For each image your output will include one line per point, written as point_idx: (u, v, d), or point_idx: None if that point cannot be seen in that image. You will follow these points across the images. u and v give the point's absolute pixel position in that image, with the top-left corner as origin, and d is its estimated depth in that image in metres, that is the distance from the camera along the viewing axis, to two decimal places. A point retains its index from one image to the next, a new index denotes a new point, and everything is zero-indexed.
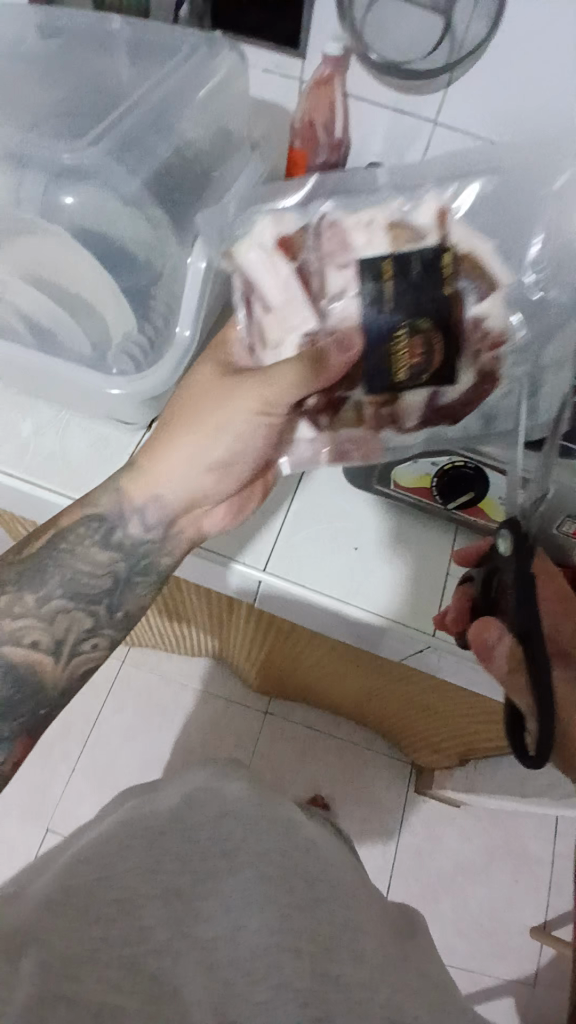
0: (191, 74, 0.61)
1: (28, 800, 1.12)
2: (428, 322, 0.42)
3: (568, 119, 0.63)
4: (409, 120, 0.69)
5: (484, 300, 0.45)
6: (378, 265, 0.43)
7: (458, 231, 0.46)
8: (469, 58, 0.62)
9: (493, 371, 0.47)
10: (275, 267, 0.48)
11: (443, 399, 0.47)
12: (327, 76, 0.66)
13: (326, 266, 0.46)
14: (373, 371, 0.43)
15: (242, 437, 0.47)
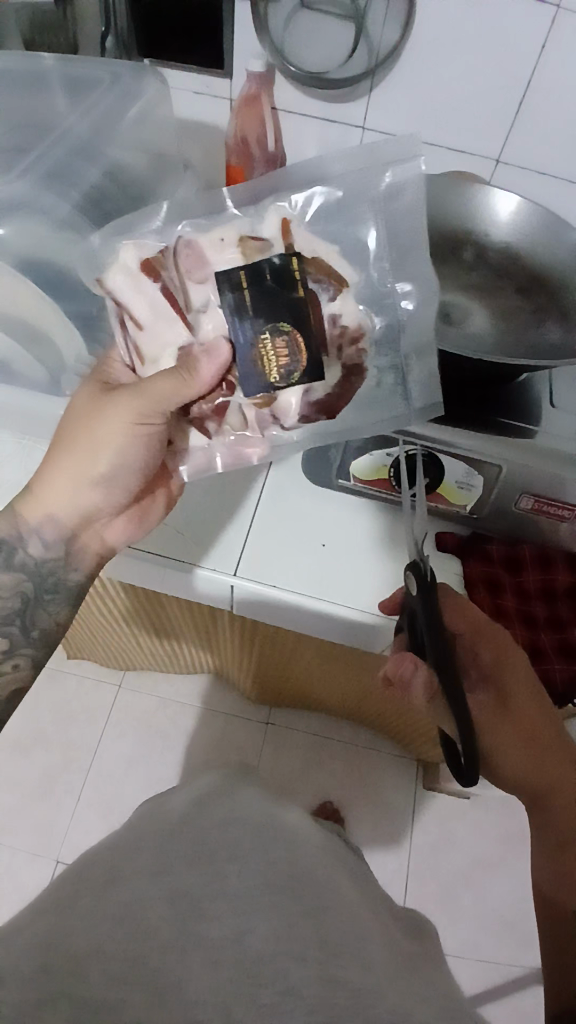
0: (119, 95, 0.61)
1: (35, 837, 1.11)
2: (288, 324, 0.43)
3: (480, 116, 0.70)
4: (339, 127, 0.74)
5: (336, 299, 0.45)
6: (234, 276, 0.43)
7: (302, 237, 0.45)
8: (386, 63, 0.67)
9: (359, 364, 0.47)
10: (141, 285, 0.46)
11: (315, 396, 0.46)
12: (254, 93, 0.69)
13: (187, 281, 0.45)
14: (246, 375, 0.44)
15: (121, 450, 0.49)
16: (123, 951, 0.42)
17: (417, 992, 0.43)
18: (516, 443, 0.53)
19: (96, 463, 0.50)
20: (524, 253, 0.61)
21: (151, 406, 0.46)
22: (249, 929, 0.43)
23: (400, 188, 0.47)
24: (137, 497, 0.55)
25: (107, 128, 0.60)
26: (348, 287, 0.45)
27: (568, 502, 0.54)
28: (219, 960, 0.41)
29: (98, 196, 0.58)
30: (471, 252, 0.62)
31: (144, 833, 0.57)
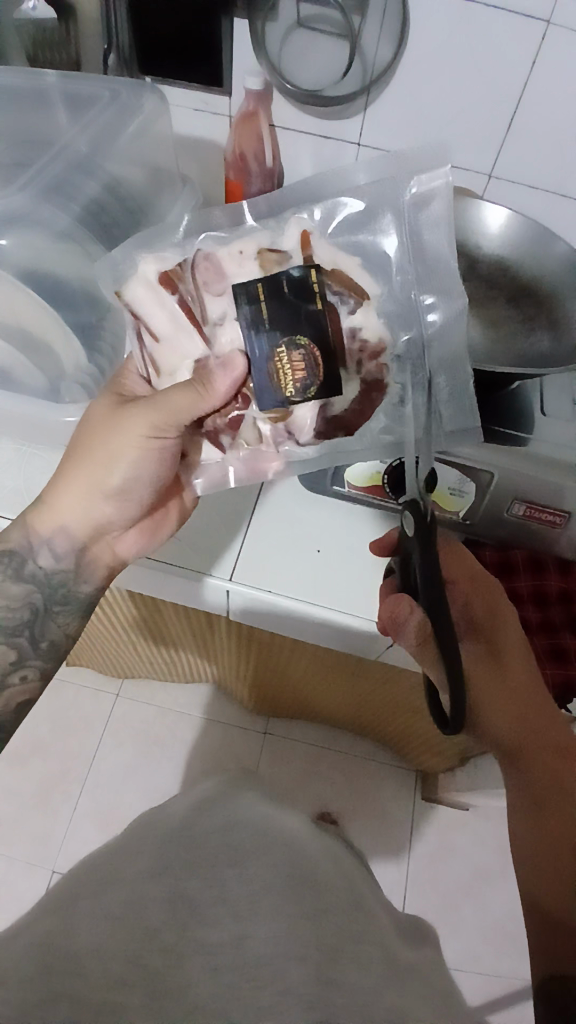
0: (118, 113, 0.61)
1: (32, 850, 1.11)
2: (306, 338, 0.44)
3: (470, 132, 0.72)
4: (336, 141, 0.76)
5: (356, 312, 0.46)
6: (253, 289, 0.45)
7: (322, 248, 0.47)
8: (381, 80, 0.69)
9: (379, 378, 0.48)
10: (160, 298, 0.47)
11: (333, 409, 0.47)
12: (252, 110, 0.71)
13: (204, 293, 0.46)
14: (262, 388, 0.45)
15: (134, 463, 0.50)
16: (124, 952, 0.41)
17: (412, 991, 0.43)
18: (509, 451, 0.55)
19: (109, 475, 0.51)
20: (515, 265, 0.62)
21: (163, 418, 0.46)
22: (247, 935, 0.43)
23: (426, 200, 0.48)
24: (149, 510, 0.55)
25: (107, 142, 0.61)
26: (369, 300, 0.47)
27: (559, 509, 0.55)
28: (216, 966, 0.41)
29: (97, 209, 0.59)
30: (463, 264, 0.63)
31: (143, 839, 0.57)
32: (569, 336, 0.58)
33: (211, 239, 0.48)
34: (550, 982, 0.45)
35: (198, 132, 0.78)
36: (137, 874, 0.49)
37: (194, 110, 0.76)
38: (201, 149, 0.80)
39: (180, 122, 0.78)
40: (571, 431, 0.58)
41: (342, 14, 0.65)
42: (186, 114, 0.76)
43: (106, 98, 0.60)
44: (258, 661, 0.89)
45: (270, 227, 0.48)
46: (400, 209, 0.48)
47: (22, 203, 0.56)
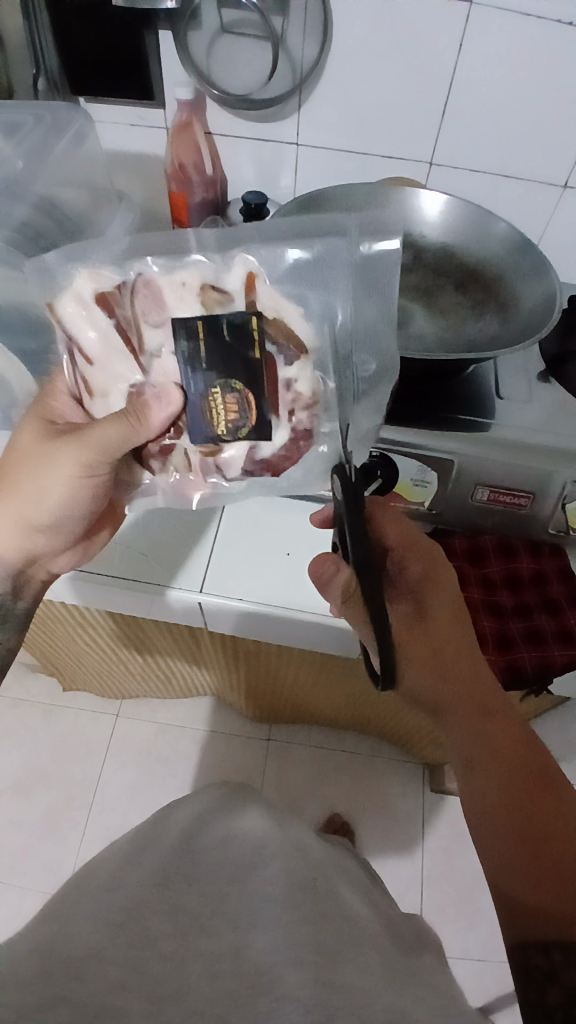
0: (45, 133, 0.62)
1: (41, 879, 1.09)
2: (240, 384, 0.44)
3: (407, 123, 0.72)
4: (275, 144, 0.76)
5: (294, 363, 0.46)
6: (193, 326, 0.44)
7: (266, 296, 0.45)
8: (310, 77, 0.69)
9: (309, 428, 0.48)
10: (93, 316, 0.46)
11: (261, 453, 0.48)
12: (186, 120, 0.72)
13: (142, 322, 0.45)
14: (194, 422, 0.45)
15: (64, 498, 0.50)
16: (123, 957, 0.41)
17: (411, 994, 0.42)
18: (471, 438, 0.54)
19: (38, 509, 0.51)
20: (459, 252, 0.63)
21: (95, 455, 0.46)
22: (246, 944, 0.42)
23: (374, 259, 0.47)
24: (80, 538, 0.56)
25: (40, 157, 0.61)
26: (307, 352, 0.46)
27: (523, 490, 0.56)
28: (216, 971, 0.40)
29: (36, 230, 0.59)
30: (409, 255, 0.63)
31: (138, 845, 0.56)
32: (517, 319, 0.57)
33: (159, 262, 0.46)
34: (518, 955, 0.41)
35: (138, 147, 0.79)
36: (137, 879, 0.49)
37: (131, 126, 0.77)
38: (143, 165, 0.80)
39: (122, 139, 0.78)
40: (528, 411, 0.58)
41: (260, 15, 0.66)
42: (124, 130, 0.77)
43: (31, 124, 0.62)
44: (248, 669, 0.88)
45: (214, 262, 0.46)
46: (358, 260, 0.47)
47: None
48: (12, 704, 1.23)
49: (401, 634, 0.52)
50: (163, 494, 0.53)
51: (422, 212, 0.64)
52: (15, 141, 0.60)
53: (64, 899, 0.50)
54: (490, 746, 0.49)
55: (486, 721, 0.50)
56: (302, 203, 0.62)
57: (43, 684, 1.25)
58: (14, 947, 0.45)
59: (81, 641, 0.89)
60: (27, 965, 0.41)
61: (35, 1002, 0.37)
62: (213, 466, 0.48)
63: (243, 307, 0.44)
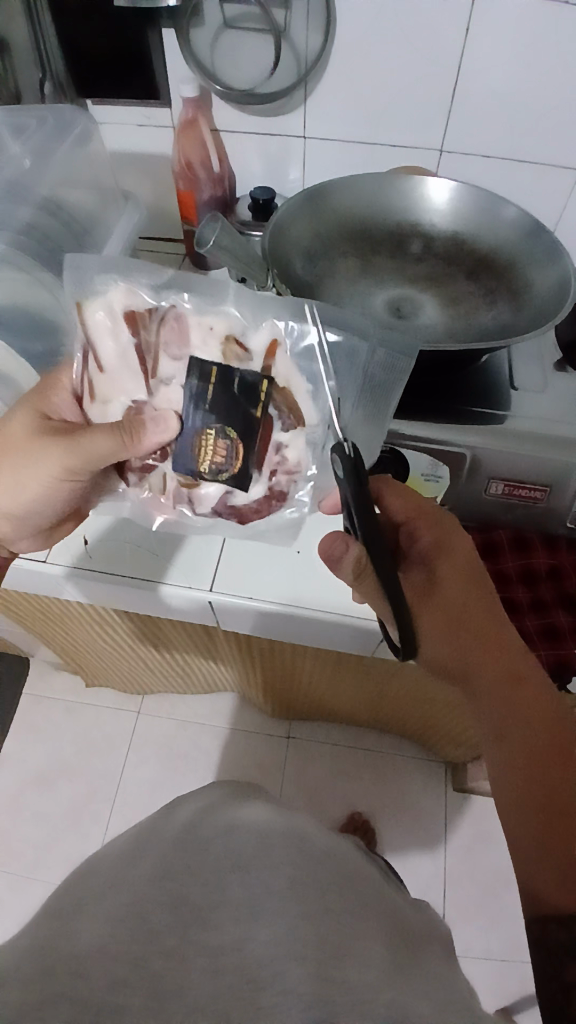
0: (47, 137, 0.63)
1: (63, 873, 1.10)
2: (234, 434, 0.45)
3: (413, 109, 0.71)
4: (281, 137, 0.76)
5: (288, 431, 0.47)
6: (207, 369, 0.44)
7: (284, 366, 0.45)
8: (315, 69, 0.69)
9: (285, 491, 0.50)
10: (117, 330, 0.45)
11: (235, 500, 0.49)
12: (192, 117, 0.72)
13: (161, 351, 0.45)
14: (179, 453, 0.46)
15: (43, 490, 0.52)
16: (127, 952, 0.40)
17: (419, 992, 0.42)
18: (483, 430, 0.53)
19: (14, 496, 0.52)
20: (468, 240, 0.62)
21: (80, 459, 0.47)
22: (251, 936, 0.42)
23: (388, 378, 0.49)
24: (45, 526, 0.57)
25: (43, 160, 0.62)
26: (302, 427, 0.47)
27: (539, 483, 0.54)
28: (220, 967, 0.40)
29: (41, 232, 0.60)
30: (418, 244, 0.62)
31: (150, 839, 0.56)
32: (528, 306, 0.56)
33: (194, 300, 0.45)
34: (536, 928, 0.39)
35: (146, 145, 0.79)
36: (147, 872, 0.49)
37: (138, 125, 0.77)
38: (151, 163, 0.81)
39: (129, 138, 0.79)
40: (541, 401, 0.56)
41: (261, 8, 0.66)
42: (132, 129, 0.77)
43: (34, 124, 0.63)
44: (264, 667, 0.88)
45: (244, 316, 0.45)
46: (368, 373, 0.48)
47: None
48: (35, 700, 1.26)
49: (419, 604, 0.51)
50: (131, 505, 0.54)
51: (428, 200, 0.63)
52: (20, 138, 0.62)
53: (73, 893, 0.50)
54: (519, 712, 0.47)
55: (520, 691, 0.47)
56: (307, 194, 0.61)
57: (66, 680, 1.27)
58: (21, 943, 0.45)
59: (98, 639, 0.90)
60: (31, 964, 0.41)
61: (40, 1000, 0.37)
62: (186, 497, 0.50)
63: (258, 369, 0.44)
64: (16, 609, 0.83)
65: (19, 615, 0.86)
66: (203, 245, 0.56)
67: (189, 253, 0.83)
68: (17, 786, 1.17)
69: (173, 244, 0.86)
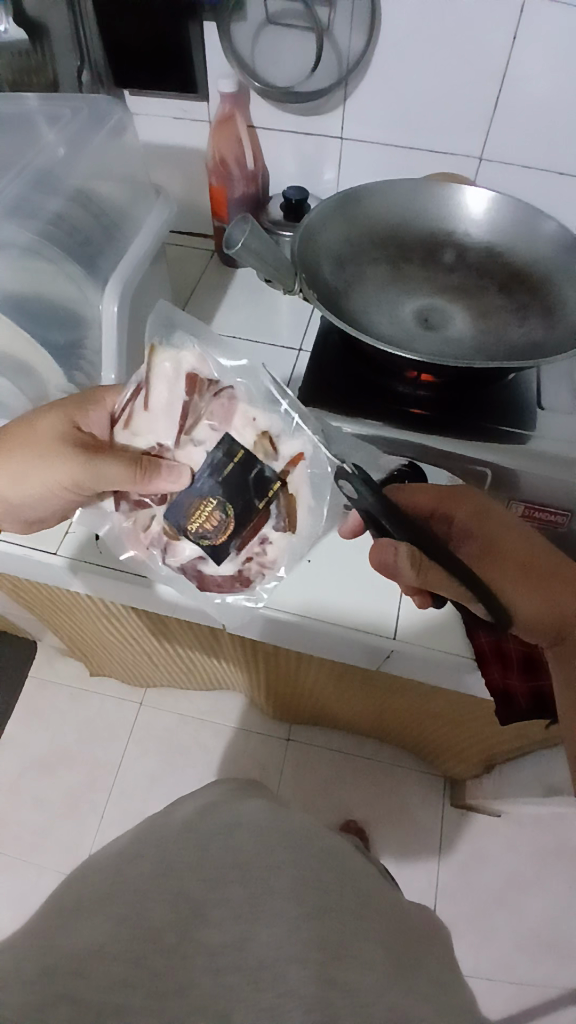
0: (85, 127, 0.63)
1: (59, 857, 1.11)
2: (231, 512, 0.45)
3: (454, 115, 0.69)
4: (318, 138, 0.75)
5: (277, 532, 0.48)
6: (234, 449, 0.45)
7: (299, 475, 0.47)
8: (357, 69, 0.68)
9: (250, 577, 0.50)
10: (176, 385, 0.47)
11: (204, 566, 0.49)
12: (228, 113, 0.72)
13: (204, 417, 0.47)
14: (174, 503, 0.46)
15: (40, 491, 0.51)
16: (125, 951, 0.40)
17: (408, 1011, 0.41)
18: (507, 449, 0.52)
19: (7, 487, 0.52)
20: (502, 254, 0.60)
21: (90, 477, 0.48)
22: (249, 937, 0.42)
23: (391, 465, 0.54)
24: (29, 514, 0.56)
25: (78, 150, 0.62)
26: (292, 533, 0.48)
27: (561, 508, 0.53)
28: (219, 968, 0.40)
29: (70, 222, 0.60)
30: (451, 253, 0.61)
31: (142, 840, 0.56)
32: (561, 324, 0.54)
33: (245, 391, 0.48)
34: None
35: (181, 139, 0.79)
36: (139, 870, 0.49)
37: (174, 118, 0.77)
38: (185, 158, 0.80)
39: (165, 131, 0.78)
40: (567, 422, 0.55)
41: (305, 6, 0.65)
42: (168, 122, 0.77)
43: (70, 114, 0.63)
44: (268, 671, 0.87)
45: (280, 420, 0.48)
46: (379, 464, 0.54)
47: None
48: (39, 684, 1.26)
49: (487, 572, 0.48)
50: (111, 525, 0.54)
51: (465, 210, 0.61)
52: (56, 129, 0.62)
53: (66, 892, 0.50)
54: None
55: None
56: (340, 198, 0.60)
57: (70, 667, 1.28)
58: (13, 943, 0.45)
59: (105, 631, 0.90)
60: (25, 960, 0.40)
61: (37, 1001, 0.36)
62: (162, 544, 0.49)
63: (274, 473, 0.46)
64: (26, 596, 0.83)
65: (28, 602, 0.86)
66: (235, 247, 0.56)
67: (218, 251, 0.82)
68: (18, 769, 1.18)
69: (203, 240, 0.85)
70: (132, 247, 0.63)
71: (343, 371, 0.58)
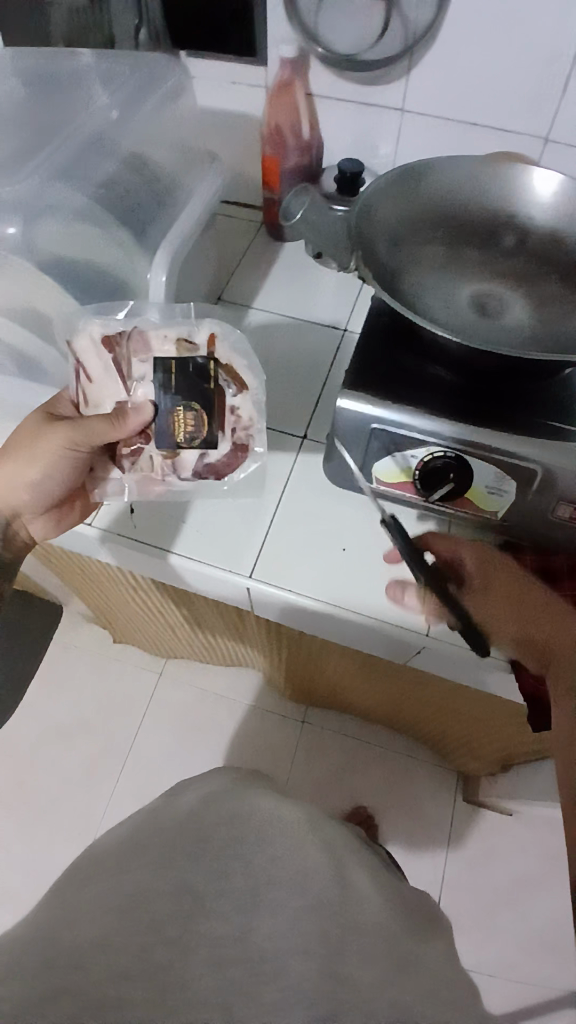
0: (139, 89, 0.62)
1: (73, 818, 1.14)
2: (198, 405, 0.50)
3: (523, 92, 0.66)
4: (377, 110, 0.72)
5: (238, 397, 0.53)
6: (168, 363, 0.51)
7: (223, 348, 0.53)
8: (424, 40, 0.65)
9: (246, 442, 0.53)
10: (100, 353, 0.53)
11: (210, 459, 0.52)
12: (288, 79, 0.70)
13: (130, 358, 0.52)
14: (160, 432, 0.51)
15: (48, 468, 0.55)
16: (127, 955, 0.41)
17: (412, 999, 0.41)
18: (558, 448, 0.50)
19: (20, 475, 0.56)
20: (566, 240, 0.57)
21: (80, 435, 0.51)
22: (252, 934, 0.43)
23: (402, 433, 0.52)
24: (55, 503, 0.58)
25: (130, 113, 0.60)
26: (249, 391, 0.53)
27: None
28: (218, 970, 0.40)
29: (120, 189, 0.59)
30: (513, 238, 0.58)
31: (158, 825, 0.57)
32: None
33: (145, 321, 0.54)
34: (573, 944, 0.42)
35: (235, 105, 0.76)
36: (144, 865, 0.51)
37: (229, 84, 0.74)
38: (238, 125, 0.78)
39: (219, 96, 0.76)
40: None
41: None
42: (223, 87, 0.75)
43: (126, 75, 0.62)
44: (289, 655, 0.87)
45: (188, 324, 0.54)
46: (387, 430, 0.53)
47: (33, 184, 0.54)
48: (63, 649, 1.28)
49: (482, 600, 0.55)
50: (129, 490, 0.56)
51: (530, 192, 0.58)
52: (110, 91, 0.61)
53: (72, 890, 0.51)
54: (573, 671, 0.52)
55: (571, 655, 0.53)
56: (401, 173, 0.58)
57: (93, 635, 1.29)
58: (29, 937, 0.46)
59: (131, 603, 0.90)
60: (31, 956, 0.42)
61: (31, 995, 0.37)
62: (167, 469, 0.53)
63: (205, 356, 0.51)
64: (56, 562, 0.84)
65: (58, 569, 0.87)
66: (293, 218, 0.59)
67: (266, 223, 0.80)
68: (38, 730, 1.21)
69: (251, 212, 0.83)
70: (183, 210, 0.60)
71: (389, 354, 0.56)
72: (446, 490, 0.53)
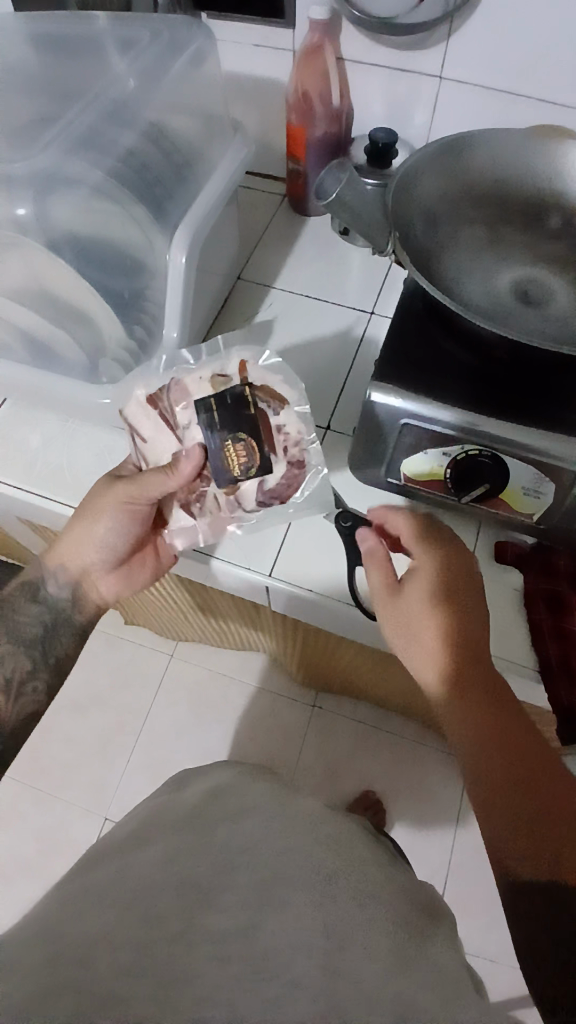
0: (161, 55, 0.58)
1: (84, 794, 1.15)
2: (245, 433, 0.48)
3: (572, 61, 0.61)
4: (412, 77, 0.67)
5: (281, 413, 0.50)
6: (208, 401, 0.49)
7: (257, 371, 0.51)
8: (466, 4, 0.60)
9: (301, 458, 0.51)
10: (146, 414, 0.52)
11: (268, 483, 0.50)
12: (316, 44, 0.65)
13: (174, 405, 0.51)
14: (216, 469, 0.49)
15: (113, 526, 0.54)
16: (134, 939, 0.41)
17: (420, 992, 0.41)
18: None
19: (90, 543, 0.55)
20: None
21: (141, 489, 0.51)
22: (255, 927, 0.43)
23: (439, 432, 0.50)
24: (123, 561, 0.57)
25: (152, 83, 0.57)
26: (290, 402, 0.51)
27: None
28: (223, 951, 0.41)
29: (139, 161, 0.56)
30: (558, 219, 0.55)
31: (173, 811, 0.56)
32: None
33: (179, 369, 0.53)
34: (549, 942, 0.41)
35: (260, 71, 0.72)
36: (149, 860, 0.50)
37: (255, 49, 0.70)
38: (263, 92, 0.74)
39: (243, 61, 0.72)
40: None
41: None
42: (248, 52, 0.71)
43: (147, 39, 0.58)
44: (304, 645, 0.86)
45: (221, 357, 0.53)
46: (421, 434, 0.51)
47: (49, 157, 0.52)
48: None
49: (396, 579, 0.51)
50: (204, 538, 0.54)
51: None
52: (128, 58, 0.58)
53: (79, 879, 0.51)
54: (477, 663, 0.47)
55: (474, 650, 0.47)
56: (444, 143, 0.54)
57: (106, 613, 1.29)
58: (34, 924, 0.46)
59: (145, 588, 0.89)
60: (31, 948, 0.41)
61: (38, 989, 0.37)
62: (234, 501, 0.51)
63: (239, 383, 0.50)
64: None
65: None
66: (328, 202, 0.55)
67: (290, 198, 0.76)
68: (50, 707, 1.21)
69: (274, 186, 0.80)
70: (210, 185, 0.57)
71: (424, 341, 0.53)
72: (479, 489, 0.51)
